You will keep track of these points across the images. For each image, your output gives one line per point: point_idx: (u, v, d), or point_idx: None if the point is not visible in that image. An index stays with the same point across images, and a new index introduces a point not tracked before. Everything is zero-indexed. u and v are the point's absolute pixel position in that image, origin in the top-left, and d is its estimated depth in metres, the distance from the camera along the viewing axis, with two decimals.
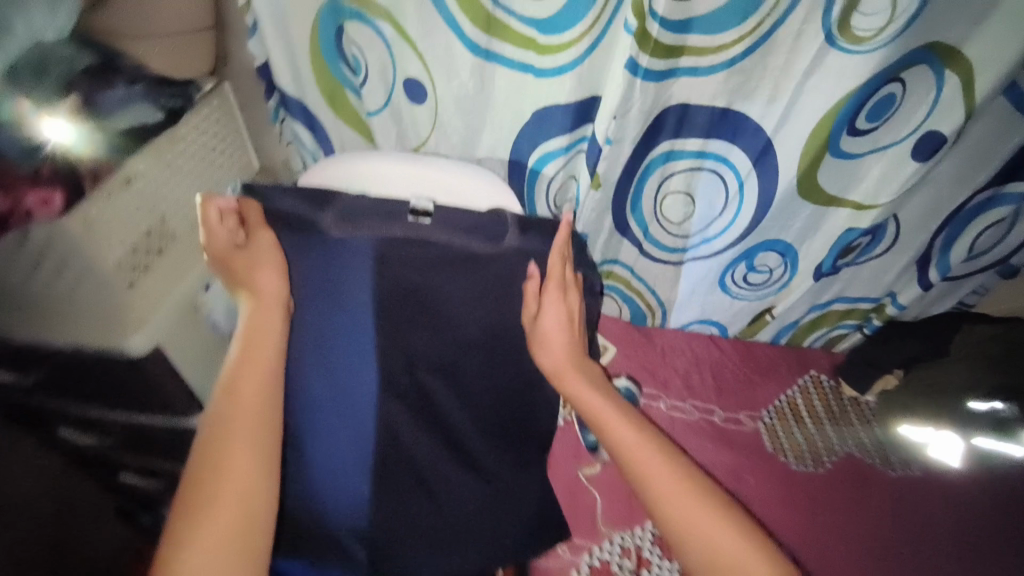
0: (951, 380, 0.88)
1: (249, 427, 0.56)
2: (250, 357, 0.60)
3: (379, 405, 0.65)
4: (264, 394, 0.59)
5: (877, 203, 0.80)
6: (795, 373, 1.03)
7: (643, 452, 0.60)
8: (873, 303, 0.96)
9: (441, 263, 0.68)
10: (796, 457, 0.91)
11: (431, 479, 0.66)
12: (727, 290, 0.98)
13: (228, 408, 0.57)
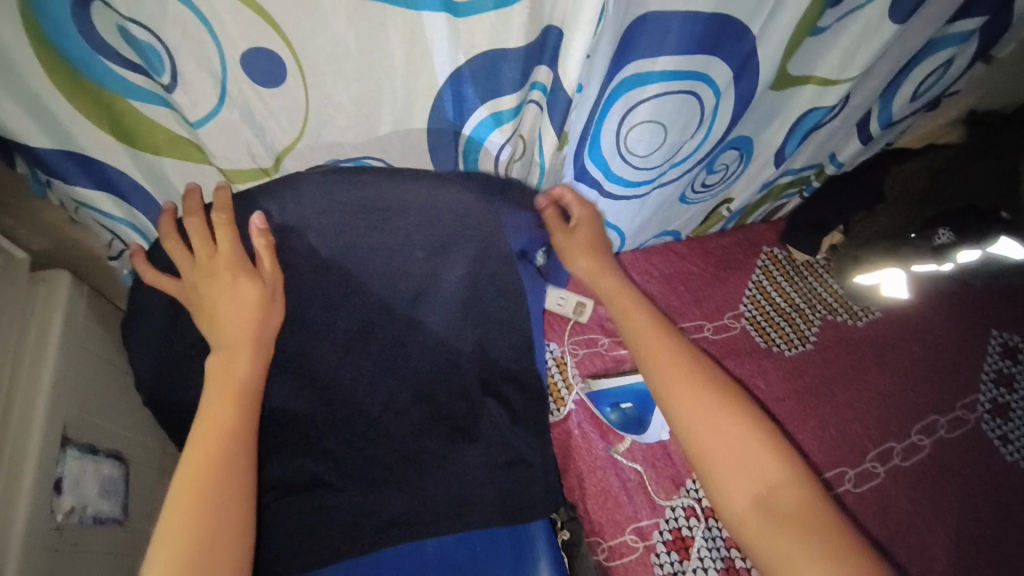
0: (882, 226, 0.90)
1: (221, 473, 0.51)
2: (221, 395, 0.53)
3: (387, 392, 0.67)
4: (235, 452, 0.53)
5: (843, 77, 0.72)
6: (753, 256, 1.01)
7: (679, 373, 0.59)
8: (814, 169, 0.94)
9: (424, 226, 0.59)
10: (786, 342, 0.93)
11: (423, 451, 0.69)
12: (686, 200, 0.90)
13: (203, 465, 0.51)
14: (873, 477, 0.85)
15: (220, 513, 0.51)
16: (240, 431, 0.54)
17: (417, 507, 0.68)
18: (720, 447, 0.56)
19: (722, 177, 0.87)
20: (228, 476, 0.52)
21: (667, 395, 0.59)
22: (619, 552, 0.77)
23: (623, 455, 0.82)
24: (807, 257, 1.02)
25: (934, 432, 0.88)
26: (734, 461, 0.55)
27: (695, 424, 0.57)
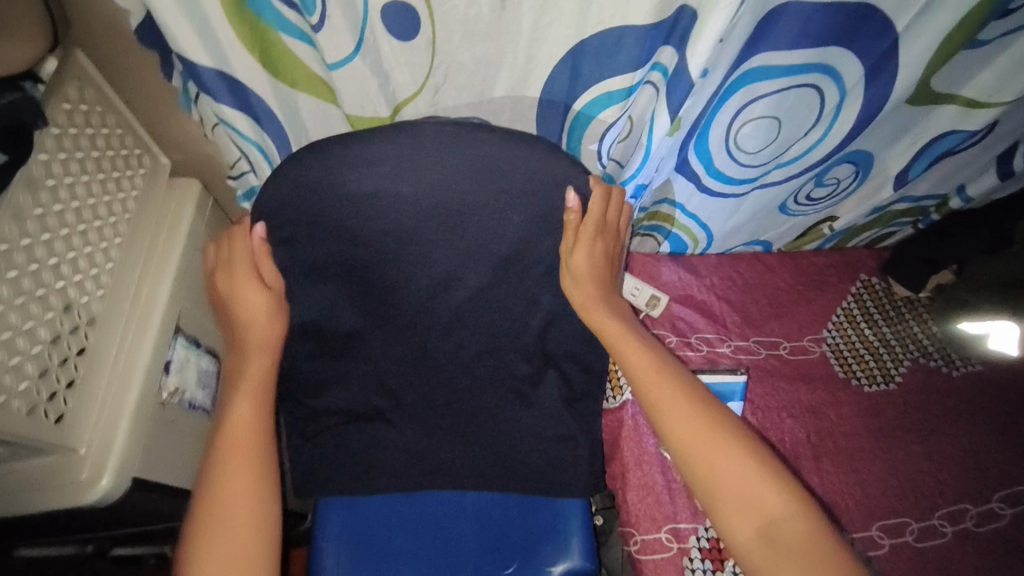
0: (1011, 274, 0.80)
1: (246, 462, 0.60)
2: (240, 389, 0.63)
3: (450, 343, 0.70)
4: (257, 448, 0.62)
5: (996, 100, 0.67)
6: (847, 281, 0.96)
7: (677, 412, 0.59)
8: (936, 199, 0.88)
9: (498, 184, 0.58)
10: (868, 377, 0.87)
11: (480, 408, 0.72)
12: (786, 210, 0.86)
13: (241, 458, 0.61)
14: (938, 535, 0.76)
15: (258, 498, 0.59)
16: (260, 428, 0.63)
17: (465, 460, 0.72)
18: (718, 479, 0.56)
19: (831, 190, 0.83)
20: (254, 468, 0.61)
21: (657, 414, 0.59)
22: (651, 549, 0.77)
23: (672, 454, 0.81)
24: (909, 294, 0.94)
25: (1021, 504, 0.78)
26: (732, 496, 0.55)
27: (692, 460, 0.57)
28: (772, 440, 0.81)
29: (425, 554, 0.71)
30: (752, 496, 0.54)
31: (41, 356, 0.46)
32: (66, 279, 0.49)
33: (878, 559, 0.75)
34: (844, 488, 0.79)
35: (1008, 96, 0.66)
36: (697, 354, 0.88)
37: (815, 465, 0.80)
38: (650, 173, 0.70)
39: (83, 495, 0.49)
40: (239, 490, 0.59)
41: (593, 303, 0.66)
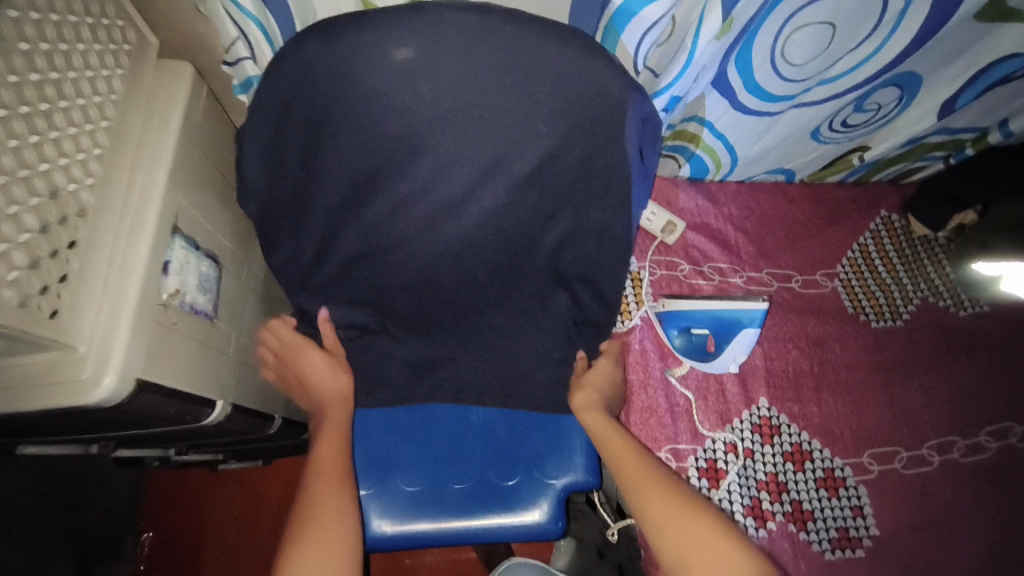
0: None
1: (334, 492, 0.61)
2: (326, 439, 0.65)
3: (456, 254, 0.68)
4: (342, 483, 0.62)
5: None
6: (867, 216, 0.93)
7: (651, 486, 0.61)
8: (974, 133, 0.84)
9: (524, 77, 0.54)
10: (876, 313, 0.86)
11: (487, 325, 0.72)
12: (818, 136, 0.82)
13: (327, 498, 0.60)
14: (925, 464, 0.79)
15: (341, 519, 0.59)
16: (344, 464, 0.64)
17: (471, 377, 0.72)
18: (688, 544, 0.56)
19: (869, 117, 0.78)
20: (339, 499, 0.60)
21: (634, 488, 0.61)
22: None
23: (677, 380, 0.80)
24: (928, 232, 0.92)
25: (1005, 438, 0.81)
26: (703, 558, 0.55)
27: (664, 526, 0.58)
28: (777, 369, 0.81)
29: (432, 462, 0.72)
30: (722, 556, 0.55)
31: (29, 243, 0.42)
32: (50, 161, 0.44)
33: (866, 483, 0.76)
34: (843, 417, 0.79)
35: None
36: (709, 283, 0.86)
37: (816, 395, 0.80)
38: (688, 83, 0.65)
39: (83, 395, 0.46)
40: (325, 513, 0.59)
41: (595, 406, 0.69)
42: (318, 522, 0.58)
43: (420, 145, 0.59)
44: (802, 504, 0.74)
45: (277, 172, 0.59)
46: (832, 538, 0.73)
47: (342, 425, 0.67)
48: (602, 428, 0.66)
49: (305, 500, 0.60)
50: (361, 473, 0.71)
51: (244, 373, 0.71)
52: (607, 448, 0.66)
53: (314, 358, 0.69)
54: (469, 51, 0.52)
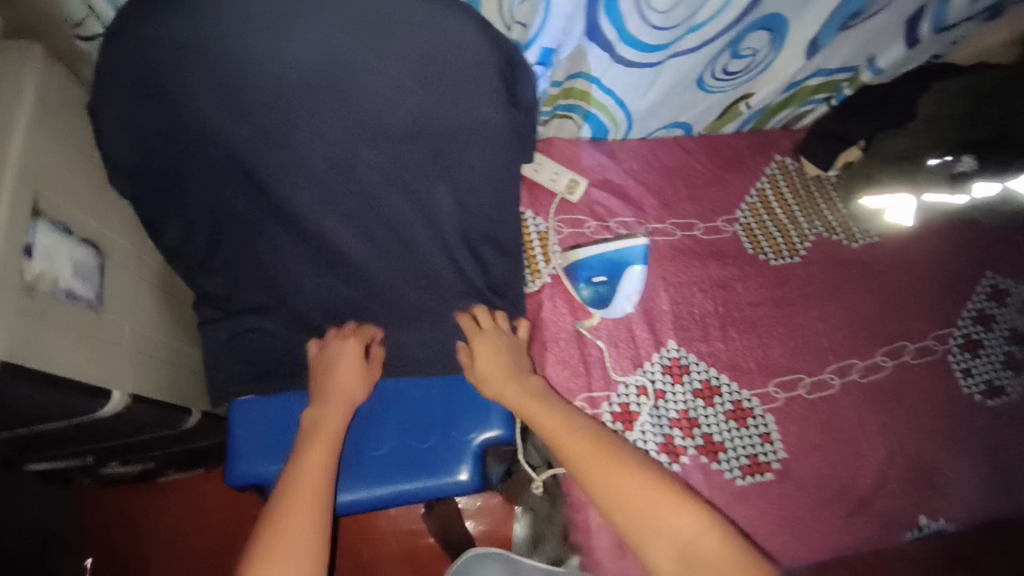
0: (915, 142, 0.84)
1: (309, 516, 0.56)
2: (315, 441, 0.62)
3: (350, 232, 0.67)
4: (316, 509, 0.57)
5: None
6: (761, 161, 0.98)
7: (587, 455, 0.59)
8: (849, 74, 0.88)
9: (382, 36, 0.56)
10: (776, 252, 0.91)
11: (390, 295, 0.71)
12: (703, 86, 0.85)
13: (299, 510, 0.56)
14: (828, 388, 0.82)
15: (308, 539, 0.55)
16: (325, 480, 0.60)
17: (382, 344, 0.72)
18: (634, 511, 0.54)
19: (748, 63, 0.81)
20: (313, 517, 0.56)
21: (573, 464, 0.59)
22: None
23: (588, 331, 0.81)
24: (817, 171, 0.98)
25: (900, 356, 0.85)
26: (651, 524, 0.53)
27: (606, 499, 0.56)
28: (684, 312, 0.84)
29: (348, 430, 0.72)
30: (666, 518, 0.53)
31: None
32: None
33: (773, 411, 0.80)
34: (750, 351, 0.83)
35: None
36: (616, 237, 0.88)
37: (724, 333, 0.84)
38: (558, 36, 0.67)
39: None
40: (293, 530, 0.55)
41: (509, 377, 0.68)
42: (280, 536, 0.54)
43: (288, 110, 0.59)
44: (713, 437, 0.77)
45: (149, 147, 0.58)
46: (743, 465, 0.76)
47: (337, 425, 0.64)
48: (524, 405, 0.65)
49: (271, 511, 0.56)
50: (270, 458, 0.69)
51: (146, 363, 0.70)
52: (538, 422, 0.64)
53: (350, 351, 0.68)
54: (318, 8, 0.54)
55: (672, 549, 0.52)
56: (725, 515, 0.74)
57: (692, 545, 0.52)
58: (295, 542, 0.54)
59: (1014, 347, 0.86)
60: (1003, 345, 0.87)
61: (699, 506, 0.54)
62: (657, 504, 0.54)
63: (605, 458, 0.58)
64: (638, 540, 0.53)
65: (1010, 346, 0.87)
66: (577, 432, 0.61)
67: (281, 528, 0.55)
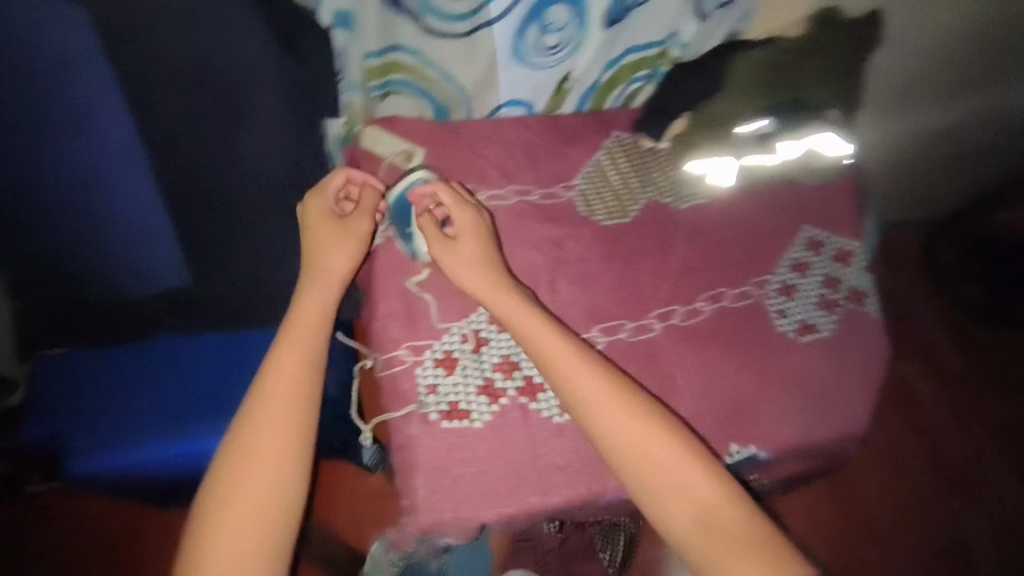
0: (730, 111, 0.99)
1: (290, 402, 0.71)
2: (293, 333, 0.76)
3: (171, 186, 0.72)
4: (300, 394, 0.72)
5: None
6: (600, 136, 1.05)
7: (583, 380, 0.75)
8: (659, 49, 0.97)
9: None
10: (608, 213, 0.97)
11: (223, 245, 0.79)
12: (525, 62, 0.92)
13: (285, 396, 0.71)
14: (650, 331, 0.87)
15: (299, 428, 0.71)
16: (307, 370, 0.74)
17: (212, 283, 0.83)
18: (652, 453, 0.72)
19: (562, 37, 0.88)
20: (294, 405, 0.71)
21: (575, 401, 0.74)
22: (389, 365, 0.79)
23: (416, 287, 0.85)
24: (653, 141, 1.05)
25: (720, 302, 0.91)
26: (653, 466, 0.72)
27: (618, 441, 0.73)
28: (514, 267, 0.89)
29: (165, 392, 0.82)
30: (675, 463, 0.72)
31: None
32: None
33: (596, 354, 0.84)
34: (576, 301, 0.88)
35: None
36: None
37: (552, 287, 0.89)
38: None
39: None
40: (276, 419, 0.70)
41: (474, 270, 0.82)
42: (270, 419, 0.70)
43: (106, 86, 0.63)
44: (534, 378, 0.80)
45: None
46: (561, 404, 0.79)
47: (325, 299, 0.80)
48: (486, 289, 0.80)
49: (263, 391, 0.72)
50: (91, 415, 0.80)
51: None
52: (525, 337, 0.77)
53: (315, 207, 0.83)
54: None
55: (681, 503, 0.71)
56: (543, 453, 0.76)
57: (696, 496, 0.71)
58: (280, 428, 0.70)
59: (827, 289, 0.95)
60: (817, 288, 0.95)
61: (699, 450, 0.74)
62: (605, 392, 0.74)
63: (608, 398, 0.74)
64: (585, 412, 0.74)
65: (825, 289, 0.95)
66: (564, 351, 0.76)
67: (266, 416, 0.70)
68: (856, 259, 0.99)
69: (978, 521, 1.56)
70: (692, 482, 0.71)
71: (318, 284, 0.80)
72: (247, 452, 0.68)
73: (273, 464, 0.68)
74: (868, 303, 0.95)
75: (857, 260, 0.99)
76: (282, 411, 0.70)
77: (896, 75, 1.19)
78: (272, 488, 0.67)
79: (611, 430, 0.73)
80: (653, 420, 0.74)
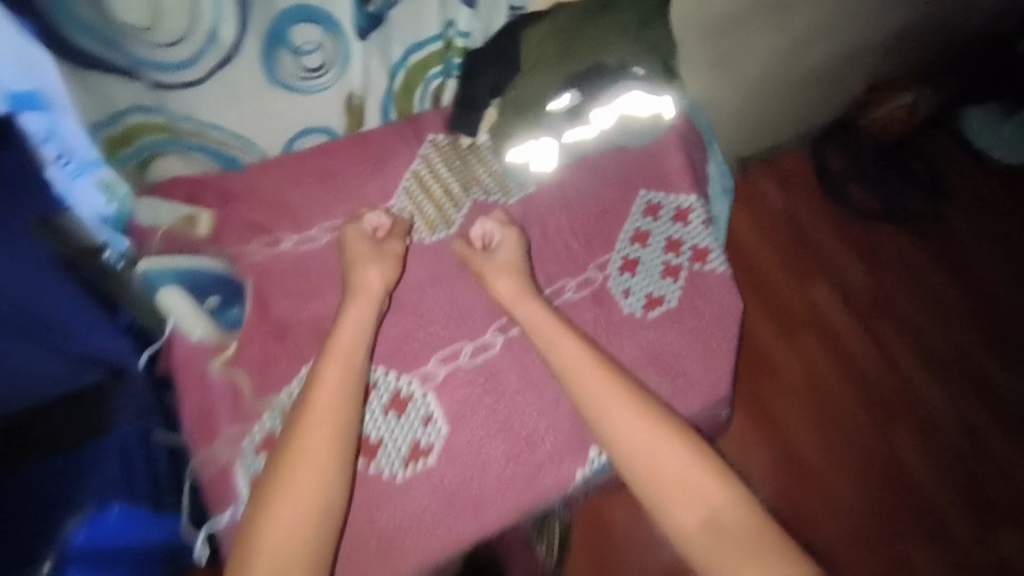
0: (534, 91, 0.91)
1: (332, 410, 0.68)
2: (337, 345, 0.73)
3: None
4: (344, 406, 0.69)
5: None
6: (414, 146, 0.98)
7: (603, 391, 0.73)
8: (441, 42, 0.91)
9: None
10: (430, 230, 0.93)
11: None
12: (291, 89, 0.84)
13: (333, 405, 0.68)
14: (492, 346, 0.83)
15: (340, 435, 0.67)
16: (353, 376, 0.71)
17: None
18: (674, 475, 0.67)
19: (323, 53, 0.81)
20: (339, 412, 0.68)
21: (600, 415, 0.72)
22: (210, 460, 0.74)
23: (221, 370, 0.78)
24: (471, 141, 1.00)
25: (561, 296, 0.88)
26: (679, 488, 0.67)
27: (640, 460, 0.69)
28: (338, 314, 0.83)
29: None
30: (699, 486, 0.67)
31: None
32: None
33: (434, 392, 0.79)
34: (410, 334, 0.83)
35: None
36: (258, 261, 0.85)
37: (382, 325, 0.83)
38: None
39: None
40: (323, 425, 0.67)
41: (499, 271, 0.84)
42: (314, 427, 0.66)
43: None
44: (370, 436, 0.75)
45: None
46: (404, 455, 0.75)
47: (367, 312, 0.77)
48: (512, 297, 0.82)
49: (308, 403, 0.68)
50: None
51: None
52: (556, 354, 0.77)
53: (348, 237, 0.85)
54: None
55: (702, 522, 0.65)
56: (392, 511, 0.72)
57: (723, 519, 0.64)
58: (324, 434, 0.66)
59: (670, 255, 0.91)
60: (659, 257, 0.91)
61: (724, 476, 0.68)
62: (617, 396, 0.72)
63: (636, 413, 0.71)
64: (603, 426, 0.72)
65: (667, 255, 0.91)
66: (598, 366, 0.75)
67: (310, 424, 0.66)
68: (695, 214, 0.95)
69: (908, 433, 1.60)
70: (712, 498, 0.66)
71: (365, 303, 0.79)
72: (294, 460, 0.64)
73: (314, 474, 0.64)
74: (713, 259, 0.91)
75: (697, 216, 0.95)
76: (329, 416, 0.67)
77: (708, 10, 1.15)
78: (315, 502, 0.62)
79: (636, 449, 0.69)
80: (679, 432, 0.71)
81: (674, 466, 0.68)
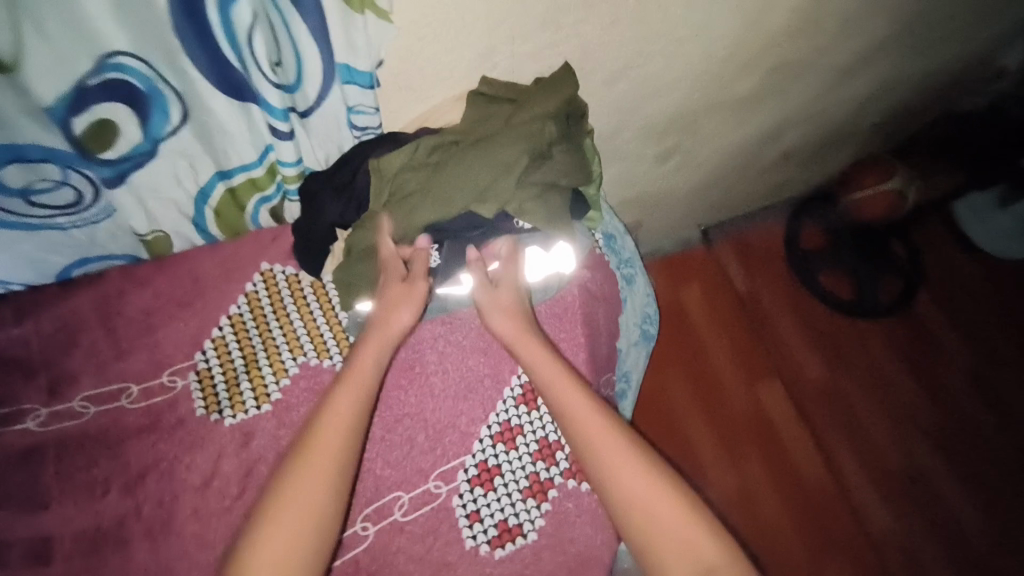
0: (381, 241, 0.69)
1: (338, 445, 0.58)
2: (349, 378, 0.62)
3: None
4: (347, 444, 0.58)
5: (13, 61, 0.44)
6: (238, 280, 0.78)
7: (599, 433, 0.64)
8: (262, 169, 0.68)
9: None
10: (234, 407, 0.72)
11: None
12: (38, 228, 0.64)
13: (334, 441, 0.58)
14: None
15: (335, 475, 0.56)
16: (358, 410, 0.60)
17: None
18: (667, 534, 0.59)
19: (77, 188, 0.60)
20: (344, 448, 0.58)
21: (590, 457, 0.64)
22: None
23: None
24: (312, 279, 0.78)
25: (387, 517, 0.69)
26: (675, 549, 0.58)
27: (636, 510, 0.60)
28: (78, 531, 0.65)
29: None
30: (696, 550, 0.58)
31: None
32: None
33: None
34: (172, 559, 0.65)
35: (8, 52, 0.44)
36: None
37: (133, 546, 0.65)
38: None
39: None
40: (323, 462, 0.56)
41: (512, 310, 0.71)
42: (318, 455, 0.56)
43: None
44: None
45: None
46: None
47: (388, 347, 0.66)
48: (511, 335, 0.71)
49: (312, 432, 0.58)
50: None
51: None
52: (557, 394, 0.67)
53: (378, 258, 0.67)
54: None
55: None
56: None
57: None
58: (321, 467, 0.56)
59: (539, 466, 0.73)
60: (524, 467, 0.72)
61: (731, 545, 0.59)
62: (609, 444, 0.63)
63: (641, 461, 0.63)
64: (594, 469, 0.63)
65: (535, 465, 0.73)
66: (601, 415, 0.65)
67: (315, 456, 0.56)
68: None
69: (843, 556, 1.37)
70: (700, 554, 0.57)
71: (380, 343, 0.66)
72: (284, 496, 0.54)
73: (299, 518, 0.53)
74: None
75: None
76: (332, 448, 0.57)
77: (653, 113, 0.93)
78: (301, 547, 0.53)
79: (631, 495, 0.61)
80: (664, 474, 0.62)
81: (675, 526, 0.59)
